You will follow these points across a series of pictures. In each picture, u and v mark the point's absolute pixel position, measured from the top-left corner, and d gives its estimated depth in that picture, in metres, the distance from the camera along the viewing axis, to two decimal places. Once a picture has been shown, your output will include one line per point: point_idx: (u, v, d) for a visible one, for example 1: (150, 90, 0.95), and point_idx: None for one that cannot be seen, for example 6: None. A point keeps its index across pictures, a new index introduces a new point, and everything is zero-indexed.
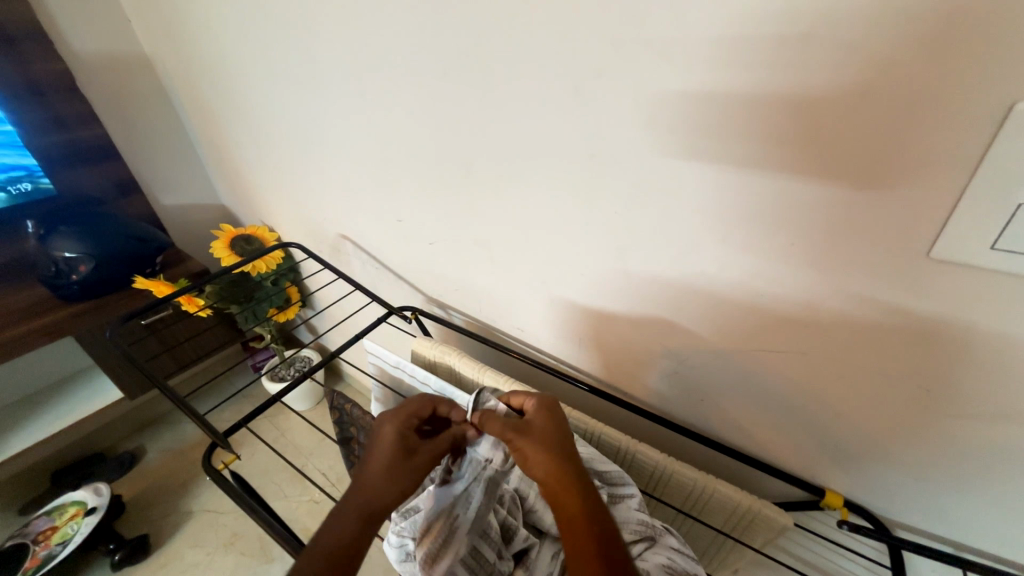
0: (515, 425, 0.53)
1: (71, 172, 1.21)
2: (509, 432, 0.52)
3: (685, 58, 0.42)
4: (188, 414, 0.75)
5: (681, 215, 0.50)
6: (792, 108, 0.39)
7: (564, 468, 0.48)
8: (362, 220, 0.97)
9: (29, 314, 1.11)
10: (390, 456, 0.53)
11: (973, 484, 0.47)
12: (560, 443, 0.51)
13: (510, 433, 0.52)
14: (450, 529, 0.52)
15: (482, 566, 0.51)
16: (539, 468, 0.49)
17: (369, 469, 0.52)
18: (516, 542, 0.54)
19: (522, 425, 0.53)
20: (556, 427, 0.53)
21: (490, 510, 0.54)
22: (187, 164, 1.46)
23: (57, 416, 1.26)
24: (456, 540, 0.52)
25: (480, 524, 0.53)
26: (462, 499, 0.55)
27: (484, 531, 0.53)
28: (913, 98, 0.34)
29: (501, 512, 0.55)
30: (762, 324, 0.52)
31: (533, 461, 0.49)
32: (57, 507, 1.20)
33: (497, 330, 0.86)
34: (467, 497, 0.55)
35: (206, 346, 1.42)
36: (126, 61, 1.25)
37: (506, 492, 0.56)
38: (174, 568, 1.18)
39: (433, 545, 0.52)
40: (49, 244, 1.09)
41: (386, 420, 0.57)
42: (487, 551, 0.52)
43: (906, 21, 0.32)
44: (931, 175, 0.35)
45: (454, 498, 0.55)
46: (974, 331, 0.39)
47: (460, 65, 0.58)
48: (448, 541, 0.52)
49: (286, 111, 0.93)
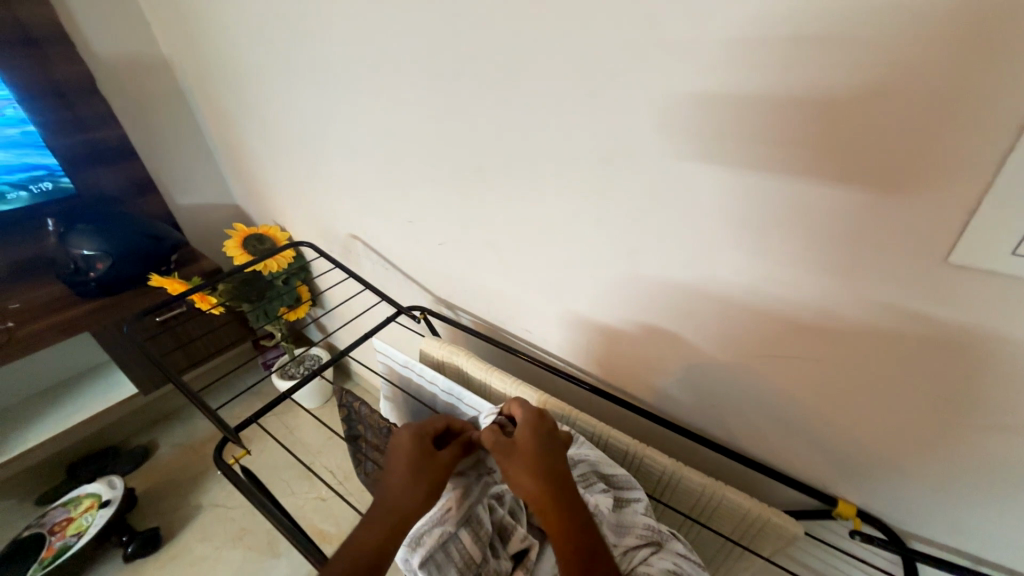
0: (504, 443, 0.52)
1: (90, 171, 1.24)
2: (497, 450, 0.52)
3: (700, 60, 0.42)
4: (201, 409, 0.75)
5: (692, 218, 0.50)
6: (807, 111, 0.38)
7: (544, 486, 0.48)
8: (372, 221, 0.98)
9: (48, 310, 1.14)
10: (414, 468, 0.53)
11: (991, 497, 0.46)
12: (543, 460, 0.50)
13: (499, 454, 0.51)
14: (448, 506, 0.53)
15: (476, 557, 0.51)
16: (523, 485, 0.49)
17: (392, 480, 0.52)
18: (513, 540, 0.54)
19: (509, 444, 0.52)
20: (543, 444, 0.52)
21: (485, 503, 0.56)
22: (202, 165, 1.49)
23: (74, 410, 1.28)
24: (448, 524, 0.52)
25: (475, 512, 0.54)
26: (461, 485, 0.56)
27: (477, 521, 0.54)
28: (935, 101, 0.33)
29: (497, 509, 0.56)
30: (775, 328, 0.51)
31: (518, 480, 0.49)
32: (73, 499, 1.23)
33: (505, 331, 0.86)
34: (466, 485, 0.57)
35: (219, 343, 1.44)
36: (146, 64, 1.28)
37: (505, 495, 0.58)
38: (183, 562, 1.20)
39: (429, 520, 0.52)
40: (68, 243, 1.12)
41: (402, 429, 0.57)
42: (482, 543, 0.52)
43: (930, 21, 0.31)
44: (947, 180, 0.35)
45: (453, 485, 0.57)
46: (993, 339, 0.38)
47: (472, 68, 0.59)
48: (443, 518, 0.52)
49: (299, 113, 0.94)
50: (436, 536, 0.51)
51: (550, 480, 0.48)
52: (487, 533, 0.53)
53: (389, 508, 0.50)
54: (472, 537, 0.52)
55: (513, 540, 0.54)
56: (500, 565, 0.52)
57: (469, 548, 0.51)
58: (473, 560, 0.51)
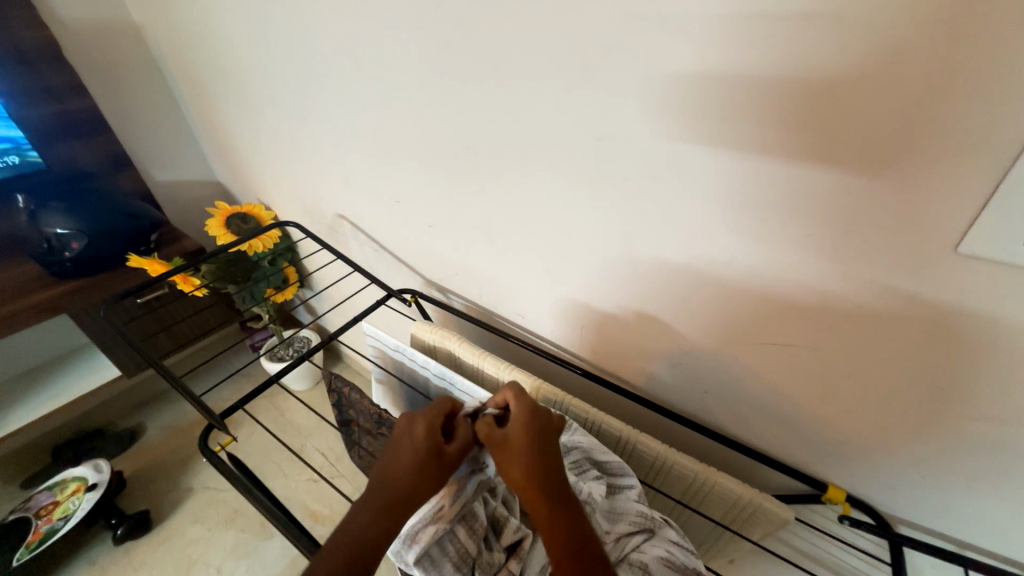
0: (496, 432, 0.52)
1: (60, 145, 1.18)
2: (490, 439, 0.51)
3: (701, 34, 0.39)
4: (184, 396, 0.73)
5: (692, 202, 0.48)
6: (817, 90, 0.36)
7: (527, 476, 0.47)
8: (360, 200, 0.94)
9: (21, 291, 1.10)
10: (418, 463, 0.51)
11: (976, 482, 0.47)
12: (531, 457, 0.49)
13: (494, 444, 0.51)
14: (442, 504, 0.52)
15: (470, 550, 0.51)
16: (512, 473, 0.49)
17: (391, 471, 0.51)
18: (508, 532, 0.53)
19: (502, 438, 0.51)
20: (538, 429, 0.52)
21: (478, 496, 0.55)
22: (180, 139, 1.42)
23: (56, 393, 1.25)
24: (439, 521, 0.51)
25: (468, 507, 0.54)
26: (453, 481, 0.55)
27: (472, 515, 0.53)
28: (957, 81, 0.31)
29: (490, 501, 0.55)
30: (772, 316, 0.50)
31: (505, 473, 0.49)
32: (58, 483, 1.21)
33: (498, 316, 0.85)
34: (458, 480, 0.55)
35: (204, 325, 1.41)
36: (114, 30, 1.20)
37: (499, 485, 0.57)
38: (175, 544, 1.20)
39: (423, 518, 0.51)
40: (40, 221, 1.07)
41: (417, 421, 0.55)
42: (476, 536, 0.52)
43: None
44: (964, 163, 0.33)
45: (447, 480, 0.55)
46: (995, 330, 0.38)
47: (461, 39, 0.55)
48: (437, 516, 0.51)
49: (280, 85, 0.89)
50: (429, 535, 0.50)
51: (538, 467, 0.48)
52: (481, 526, 0.53)
53: (386, 500, 0.49)
54: (465, 533, 0.52)
55: (507, 533, 0.53)
56: (495, 556, 0.52)
57: (464, 542, 0.51)
58: (467, 554, 0.51)
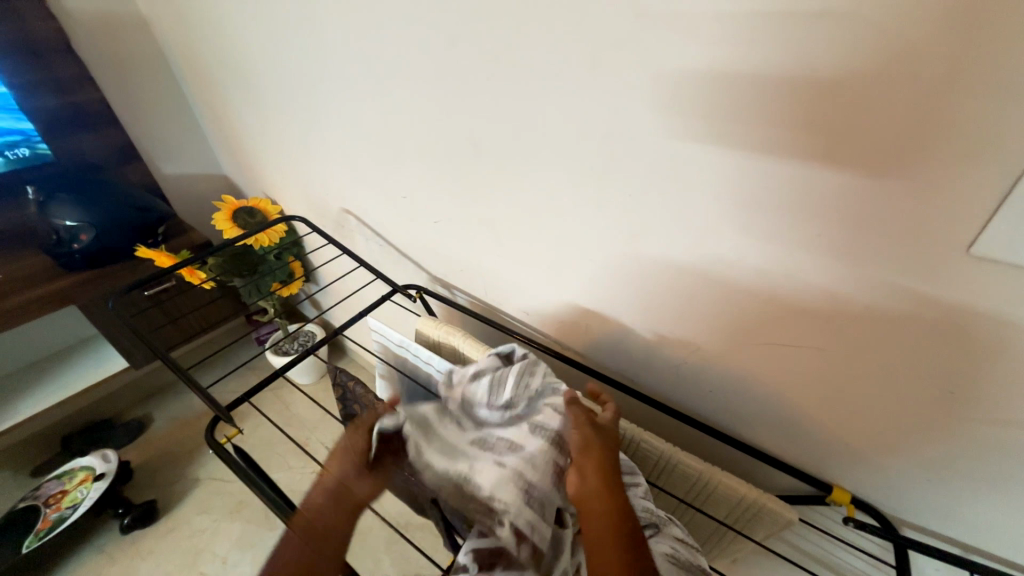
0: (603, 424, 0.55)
1: (69, 137, 1.19)
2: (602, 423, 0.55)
3: (709, 35, 0.39)
4: (190, 386, 0.73)
5: (700, 201, 0.47)
6: (831, 93, 0.36)
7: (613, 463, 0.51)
8: (365, 195, 0.95)
9: (32, 282, 1.11)
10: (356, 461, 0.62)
11: (980, 486, 0.47)
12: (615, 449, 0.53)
13: (586, 427, 0.53)
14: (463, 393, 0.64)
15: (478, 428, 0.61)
16: (594, 463, 0.50)
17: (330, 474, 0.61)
18: (558, 501, 0.53)
19: (605, 429, 0.54)
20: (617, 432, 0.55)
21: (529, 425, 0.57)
22: (188, 132, 1.43)
23: (65, 384, 1.27)
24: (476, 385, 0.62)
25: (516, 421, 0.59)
26: (517, 375, 0.59)
27: (509, 427, 0.59)
28: (965, 86, 0.30)
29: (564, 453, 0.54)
30: (782, 318, 0.49)
31: (591, 451, 0.51)
32: (67, 472, 1.22)
33: (502, 312, 0.85)
34: (523, 376, 0.59)
35: (210, 316, 1.42)
36: (122, 22, 1.20)
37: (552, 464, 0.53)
38: (181, 533, 1.21)
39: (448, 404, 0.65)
40: (48, 212, 1.07)
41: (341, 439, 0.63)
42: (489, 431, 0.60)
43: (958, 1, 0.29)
44: (975, 167, 0.32)
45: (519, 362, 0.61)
46: (1007, 334, 0.37)
47: (468, 33, 0.55)
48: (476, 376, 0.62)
49: (287, 79, 0.89)
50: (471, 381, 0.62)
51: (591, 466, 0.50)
52: (539, 475, 0.52)
53: (338, 491, 0.59)
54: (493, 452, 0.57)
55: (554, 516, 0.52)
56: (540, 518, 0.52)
57: (513, 476, 0.52)
58: (511, 506, 0.51)
